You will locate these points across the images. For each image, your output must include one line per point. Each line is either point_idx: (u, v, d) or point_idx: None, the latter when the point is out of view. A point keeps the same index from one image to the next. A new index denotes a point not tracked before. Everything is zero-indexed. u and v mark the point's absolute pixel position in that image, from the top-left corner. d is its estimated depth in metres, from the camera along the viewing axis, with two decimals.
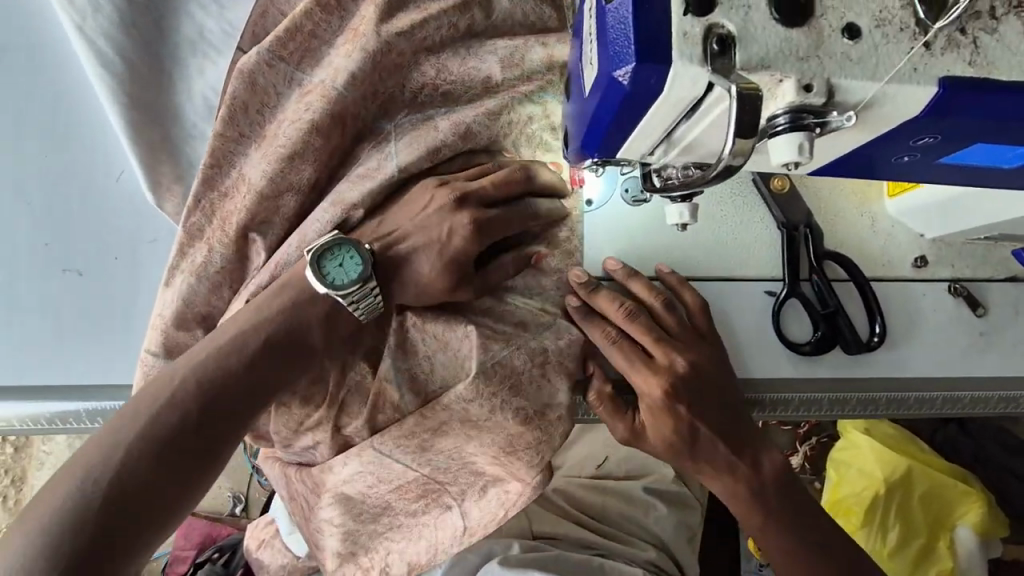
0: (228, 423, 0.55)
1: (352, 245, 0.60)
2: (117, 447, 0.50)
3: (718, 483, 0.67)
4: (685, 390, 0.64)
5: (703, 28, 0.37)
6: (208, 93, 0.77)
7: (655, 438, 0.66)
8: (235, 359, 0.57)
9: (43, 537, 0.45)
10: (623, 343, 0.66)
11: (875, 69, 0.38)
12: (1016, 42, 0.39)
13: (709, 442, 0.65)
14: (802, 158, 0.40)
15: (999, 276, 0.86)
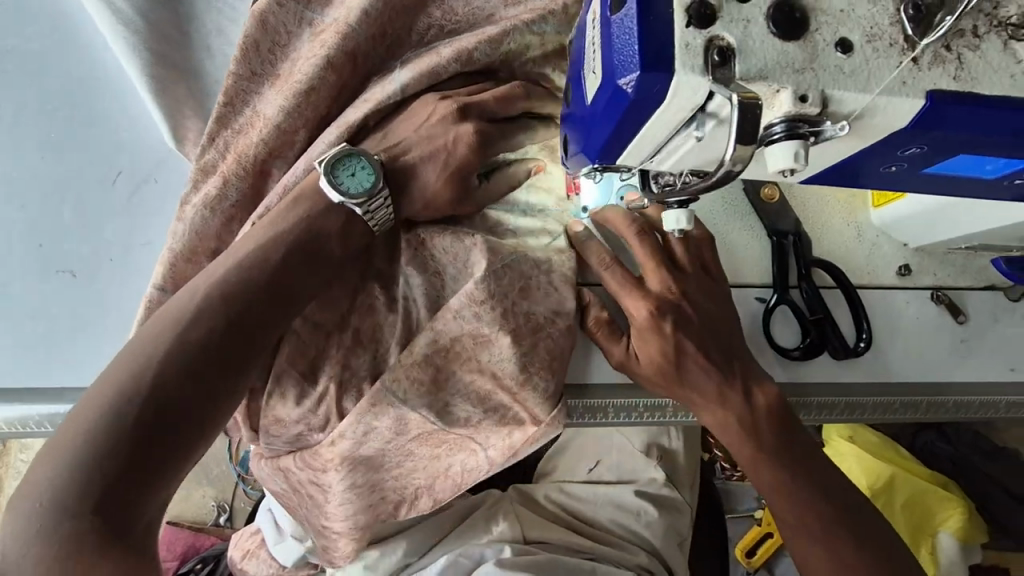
0: (247, 338, 0.58)
1: (363, 156, 0.63)
2: (135, 378, 0.52)
3: (711, 411, 0.70)
4: (673, 313, 0.68)
5: (704, 40, 0.39)
6: (227, 48, 0.82)
7: (646, 362, 0.69)
8: (251, 277, 0.59)
9: (87, 444, 0.50)
10: (618, 270, 0.69)
11: (868, 82, 0.40)
12: (996, 59, 0.42)
13: (701, 368, 0.68)
14: (798, 165, 0.41)
15: (977, 284, 0.89)
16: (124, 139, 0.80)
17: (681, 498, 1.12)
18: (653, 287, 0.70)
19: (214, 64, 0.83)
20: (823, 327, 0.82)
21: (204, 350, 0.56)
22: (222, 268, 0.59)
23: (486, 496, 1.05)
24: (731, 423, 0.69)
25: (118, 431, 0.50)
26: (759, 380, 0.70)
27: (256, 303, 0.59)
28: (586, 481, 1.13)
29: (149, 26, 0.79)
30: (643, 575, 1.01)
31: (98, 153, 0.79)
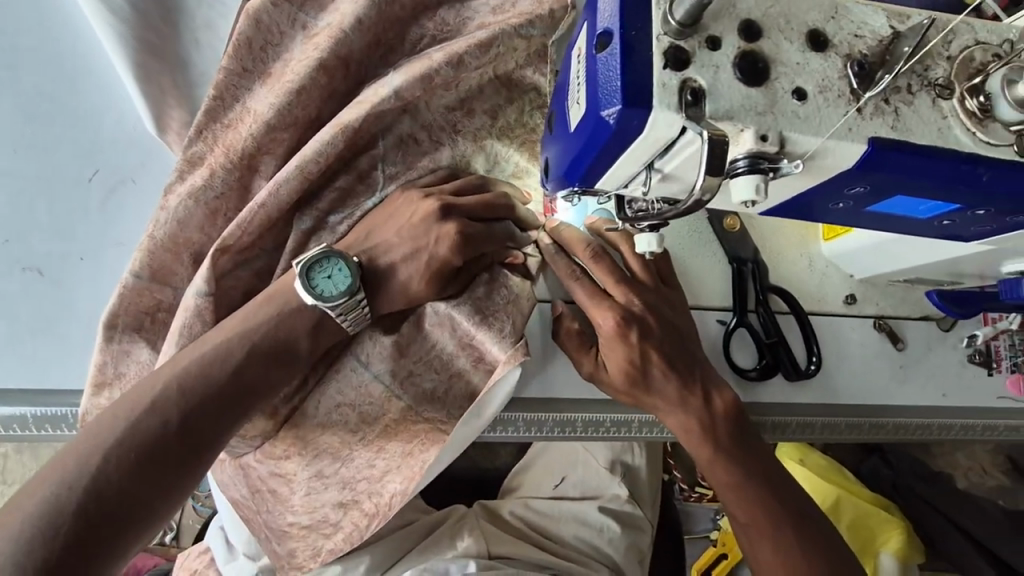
0: (250, 397, 0.64)
1: (341, 258, 0.67)
2: (150, 413, 0.59)
3: (675, 417, 0.74)
4: (638, 323, 0.71)
5: (679, 81, 0.43)
6: (217, 43, 0.81)
7: (614, 370, 0.72)
8: (263, 333, 0.66)
9: (96, 464, 0.55)
10: (587, 280, 0.74)
11: (819, 126, 0.45)
12: (926, 113, 0.48)
13: (664, 377, 0.72)
14: (760, 198, 0.46)
15: (915, 315, 0.97)
16: (105, 132, 0.79)
17: (643, 516, 1.15)
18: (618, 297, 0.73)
19: (202, 57, 0.81)
20: (777, 349, 0.88)
21: (171, 435, 0.59)
22: (204, 346, 0.64)
23: (451, 513, 1.09)
24: (692, 430, 0.73)
25: (90, 491, 0.54)
26: (718, 385, 0.74)
27: (217, 404, 0.62)
28: (552, 498, 1.16)
29: (137, 15, 0.77)
30: None
31: (82, 148, 0.78)
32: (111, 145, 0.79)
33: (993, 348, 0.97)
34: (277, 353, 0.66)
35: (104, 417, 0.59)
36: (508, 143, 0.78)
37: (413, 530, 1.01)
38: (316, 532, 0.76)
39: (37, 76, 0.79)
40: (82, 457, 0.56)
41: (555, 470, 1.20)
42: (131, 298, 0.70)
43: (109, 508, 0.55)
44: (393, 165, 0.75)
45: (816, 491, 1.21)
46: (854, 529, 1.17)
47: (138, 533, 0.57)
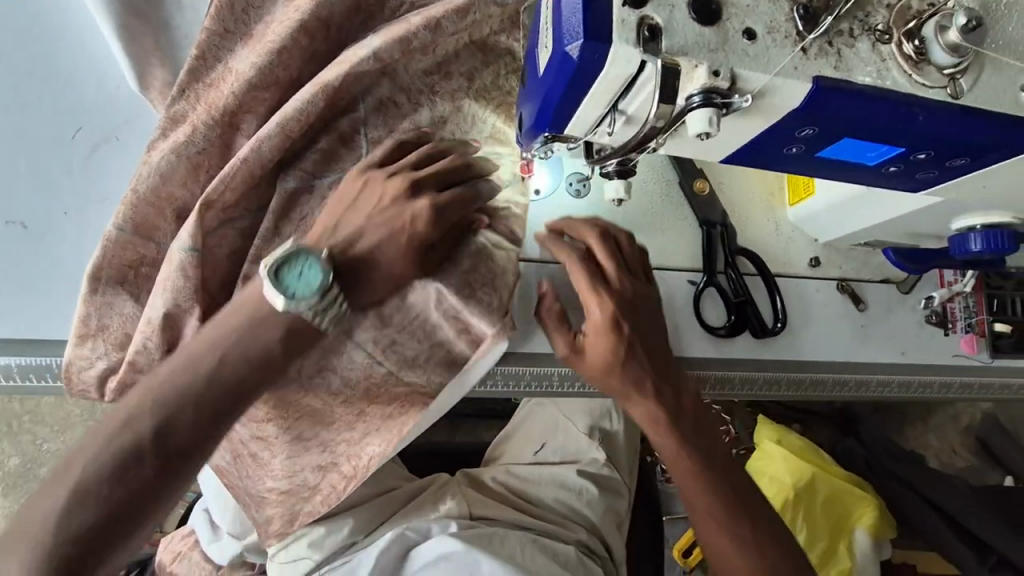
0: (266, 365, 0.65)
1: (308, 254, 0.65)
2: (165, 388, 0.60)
3: (642, 410, 0.77)
4: (628, 319, 0.74)
5: (637, 18, 0.46)
6: (199, 6, 0.82)
7: (595, 357, 0.75)
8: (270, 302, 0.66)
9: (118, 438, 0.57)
10: (585, 274, 0.75)
11: (767, 65, 0.49)
12: (866, 56, 0.52)
13: (640, 373, 0.75)
14: (712, 130, 0.49)
15: (876, 279, 1.02)
16: (88, 93, 0.80)
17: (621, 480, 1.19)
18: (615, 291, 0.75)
19: (184, 18, 0.82)
20: (744, 308, 0.92)
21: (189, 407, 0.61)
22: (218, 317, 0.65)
23: (434, 479, 1.09)
24: (658, 420, 0.77)
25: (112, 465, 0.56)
26: (684, 384, 0.79)
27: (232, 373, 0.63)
28: (532, 463, 1.19)
29: None
30: (582, 549, 1.05)
31: (66, 108, 0.79)
32: (94, 106, 0.80)
33: (948, 309, 1.02)
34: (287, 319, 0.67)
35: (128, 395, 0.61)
36: (485, 105, 0.80)
37: (393, 495, 1.03)
38: (296, 496, 0.79)
39: (20, 35, 0.80)
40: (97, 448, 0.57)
41: (536, 437, 1.23)
42: (115, 251, 0.72)
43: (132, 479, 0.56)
44: (375, 128, 0.77)
45: (793, 470, 1.24)
46: (827, 506, 1.23)
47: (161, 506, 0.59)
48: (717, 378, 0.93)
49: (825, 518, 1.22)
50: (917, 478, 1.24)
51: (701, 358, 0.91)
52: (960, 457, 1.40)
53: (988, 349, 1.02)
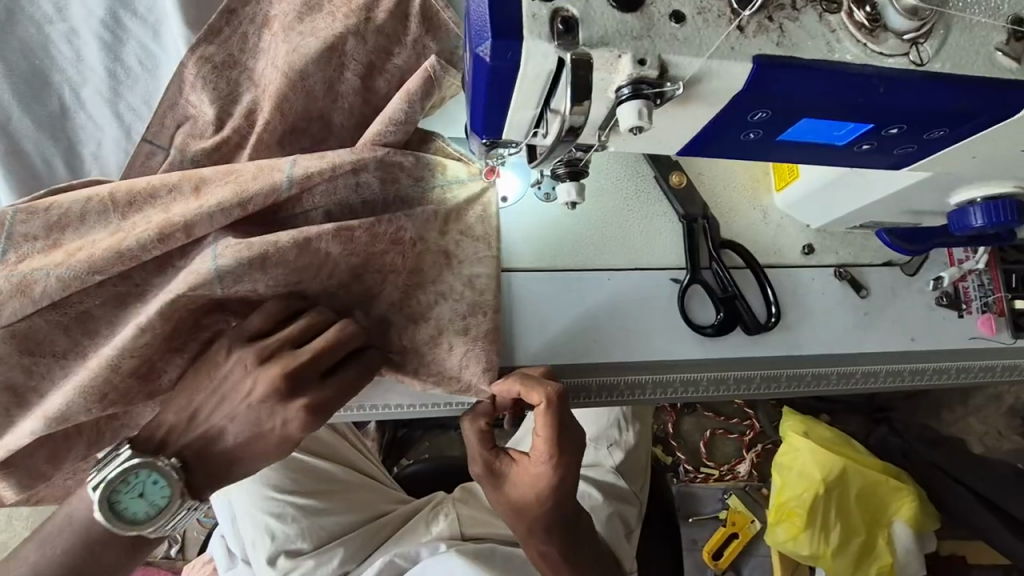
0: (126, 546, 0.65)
1: (148, 471, 0.62)
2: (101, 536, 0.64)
3: (535, 542, 0.78)
4: (564, 484, 0.73)
5: (549, 10, 0.43)
6: (151, 63, 0.80)
7: (518, 491, 0.74)
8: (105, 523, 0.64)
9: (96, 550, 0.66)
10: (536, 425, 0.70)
11: (699, 48, 0.45)
12: (813, 28, 0.47)
13: (549, 516, 0.76)
14: (644, 123, 0.45)
15: (877, 262, 0.95)
16: (81, 167, 0.83)
17: (629, 489, 1.13)
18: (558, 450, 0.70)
19: (142, 71, 0.80)
20: (733, 303, 0.87)
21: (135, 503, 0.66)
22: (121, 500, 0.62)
23: (429, 501, 1.09)
24: (548, 553, 0.80)
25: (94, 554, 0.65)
26: (569, 530, 0.80)
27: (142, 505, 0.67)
28: None
29: (80, 39, 0.78)
30: None
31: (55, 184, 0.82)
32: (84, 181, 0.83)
33: (961, 289, 0.95)
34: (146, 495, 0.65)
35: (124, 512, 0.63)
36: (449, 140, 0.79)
37: (382, 524, 1.04)
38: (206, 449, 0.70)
39: None
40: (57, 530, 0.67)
41: None
42: None
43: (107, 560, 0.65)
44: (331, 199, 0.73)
45: (822, 462, 1.17)
46: (863, 499, 1.17)
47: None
48: (708, 379, 0.88)
49: (862, 513, 1.17)
50: (953, 464, 1.20)
51: (687, 356, 0.86)
52: (1007, 439, 1.22)
53: (1009, 329, 0.94)
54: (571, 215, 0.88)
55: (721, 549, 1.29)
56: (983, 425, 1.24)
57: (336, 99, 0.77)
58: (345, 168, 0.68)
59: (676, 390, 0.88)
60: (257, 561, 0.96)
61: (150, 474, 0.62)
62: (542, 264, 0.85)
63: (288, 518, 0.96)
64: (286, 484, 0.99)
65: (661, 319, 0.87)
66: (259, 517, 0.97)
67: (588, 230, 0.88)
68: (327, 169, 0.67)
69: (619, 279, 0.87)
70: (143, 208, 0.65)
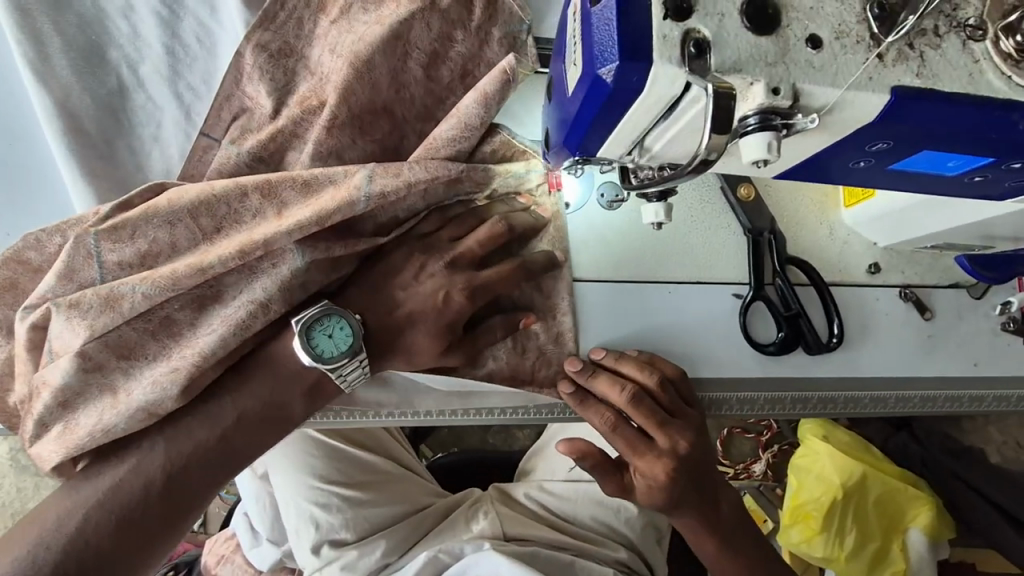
0: (138, 538, 0.61)
1: (341, 315, 0.67)
2: (106, 509, 0.61)
3: (684, 518, 0.80)
4: (683, 468, 0.74)
5: (681, 32, 0.40)
6: (206, 38, 0.77)
7: (648, 500, 0.77)
8: (120, 498, 0.61)
9: (83, 526, 0.59)
10: (624, 430, 0.74)
11: (836, 76, 0.42)
12: (956, 58, 0.44)
13: (692, 495, 0.77)
14: (771, 156, 0.42)
15: (943, 283, 0.92)
16: (141, 149, 0.80)
17: None
18: (660, 439, 0.73)
19: (198, 50, 0.78)
20: (796, 322, 0.83)
21: (153, 497, 0.62)
22: (147, 460, 0.63)
23: (468, 496, 1.10)
24: (703, 535, 0.82)
25: (79, 545, 0.59)
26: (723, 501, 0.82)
27: (155, 502, 0.62)
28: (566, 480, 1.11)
29: (135, 13, 0.76)
30: (622, 569, 1.01)
31: (120, 173, 0.80)
32: (145, 169, 0.80)
33: None
34: (173, 486, 0.63)
35: (143, 481, 0.62)
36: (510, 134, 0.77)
37: (423, 517, 1.03)
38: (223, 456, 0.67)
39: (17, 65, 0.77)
40: (84, 494, 0.61)
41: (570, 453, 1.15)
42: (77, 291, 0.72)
43: (101, 545, 0.59)
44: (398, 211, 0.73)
45: (842, 469, 1.14)
46: (880, 505, 1.13)
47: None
48: (764, 398, 0.87)
49: (878, 519, 1.13)
50: (987, 484, 1.15)
51: (742, 375, 0.84)
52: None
53: None
54: (635, 224, 0.85)
55: None
56: (1001, 435, 1.28)
57: (404, 107, 0.74)
58: (420, 187, 0.68)
59: (731, 407, 0.87)
60: (301, 547, 0.97)
61: (338, 319, 0.67)
62: (603, 276, 0.83)
63: (333, 508, 0.97)
64: (331, 475, 1.01)
65: (720, 337, 0.84)
66: (303, 505, 0.97)
67: (650, 241, 0.85)
68: (403, 187, 0.67)
69: (679, 292, 0.84)
70: (230, 232, 0.67)
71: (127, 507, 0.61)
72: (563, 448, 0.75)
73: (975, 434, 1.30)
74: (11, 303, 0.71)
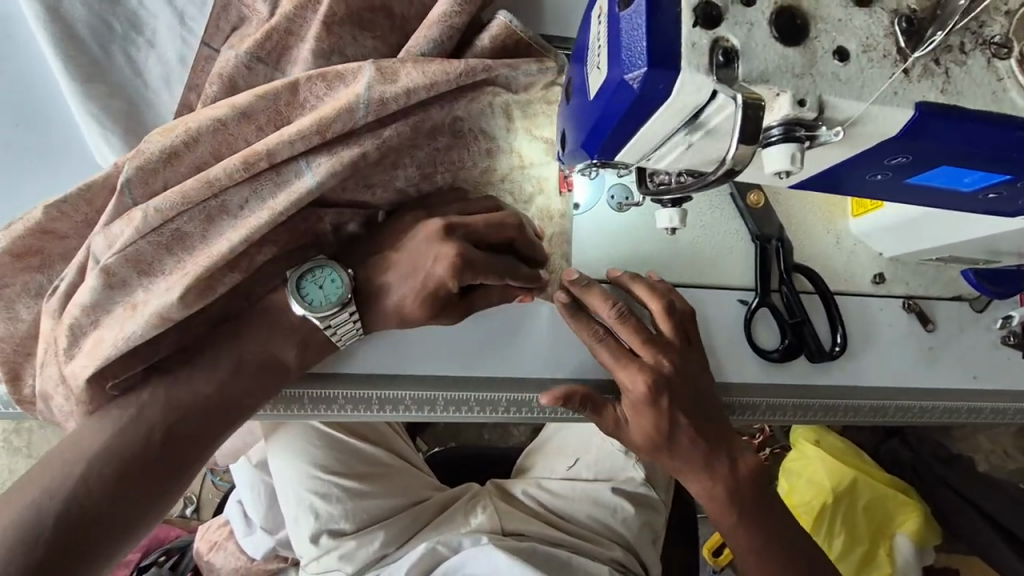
0: (193, 444, 0.66)
1: (334, 269, 0.68)
2: (157, 420, 0.64)
3: (698, 481, 0.73)
4: (667, 386, 0.70)
5: (710, 40, 0.40)
6: None
7: (639, 433, 0.72)
8: (170, 410, 0.65)
9: (133, 436, 0.63)
10: (611, 342, 0.72)
11: (862, 90, 0.42)
12: (980, 75, 0.44)
13: (692, 440, 0.71)
14: (794, 167, 0.43)
15: (946, 295, 0.92)
16: (137, 56, 0.79)
17: (659, 497, 1.11)
18: (646, 354, 0.71)
19: None
20: (801, 329, 0.84)
21: (202, 405, 0.66)
22: (191, 370, 0.67)
23: (467, 489, 1.10)
24: (715, 493, 0.73)
25: (133, 455, 0.62)
26: (743, 450, 0.74)
27: (205, 410, 0.66)
28: (565, 478, 1.12)
29: None
30: (617, 568, 1.01)
31: (119, 82, 0.78)
32: (144, 78, 0.79)
33: None
34: (220, 393, 0.67)
35: (190, 390, 0.66)
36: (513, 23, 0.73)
37: (422, 509, 1.03)
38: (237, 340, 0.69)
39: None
40: (130, 407, 0.64)
41: (569, 451, 1.17)
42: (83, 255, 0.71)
43: (159, 450, 0.63)
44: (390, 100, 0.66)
45: (834, 472, 1.15)
46: (871, 510, 1.14)
47: (159, 507, 0.64)
48: (766, 404, 0.87)
49: (867, 523, 1.14)
50: (966, 486, 1.16)
51: (741, 380, 0.85)
52: (1013, 459, 1.29)
53: None
54: (645, 227, 0.84)
55: (710, 570, 1.27)
56: (991, 444, 1.30)
57: None
58: (419, 94, 0.66)
59: (735, 413, 0.86)
60: (300, 535, 0.97)
61: (331, 272, 0.68)
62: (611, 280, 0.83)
63: (333, 498, 0.98)
64: (332, 465, 1.01)
65: (724, 345, 0.85)
66: (303, 494, 0.98)
67: (659, 246, 0.85)
68: (402, 94, 0.65)
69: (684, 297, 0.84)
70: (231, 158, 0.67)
71: (177, 415, 0.65)
72: (545, 397, 0.72)
73: (965, 443, 1.31)
74: (36, 268, 0.69)
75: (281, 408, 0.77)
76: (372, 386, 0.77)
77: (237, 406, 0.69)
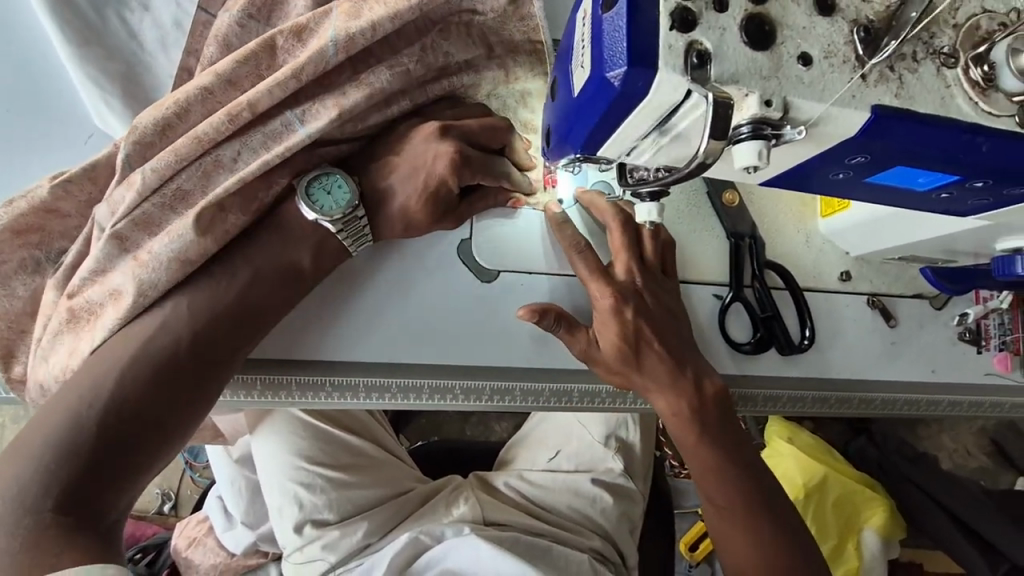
0: (216, 353, 0.67)
1: (341, 175, 0.70)
2: (178, 333, 0.65)
3: (663, 397, 0.75)
4: (633, 300, 0.74)
5: (685, 43, 0.43)
6: None
7: (606, 348, 0.74)
8: (190, 322, 0.66)
9: (156, 348, 0.64)
10: (587, 257, 0.75)
11: (824, 93, 0.46)
12: (930, 81, 0.48)
13: (657, 354, 0.74)
14: (761, 163, 0.46)
15: (908, 293, 0.97)
16: (132, 20, 0.82)
17: (636, 488, 1.14)
18: (619, 273, 0.77)
19: None
20: (771, 323, 0.88)
21: (224, 315, 0.67)
22: (209, 284, 0.67)
23: (448, 482, 1.11)
24: (679, 409, 0.75)
25: (158, 365, 0.64)
26: (708, 372, 0.76)
27: (227, 321, 0.67)
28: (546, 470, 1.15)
29: None
30: (596, 557, 1.04)
31: (115, 45, 0.81)
32: (140, 41, 0.82)
33: (981, 325, 0.97)
34: (243, 304, 0.68)
35: (212, 302, 0.67)
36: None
37: (406, 500, 1.05)
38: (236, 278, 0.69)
39: None
40: (152, 322, 0.65)
41: (550, 443, 1.20)
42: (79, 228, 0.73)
43: (185, 360, 0.65)
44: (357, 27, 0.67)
45: (805, 468, 1.20)
46: (839, 504, 1.19)
47: (191, 418, 0.66)
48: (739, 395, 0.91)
49: (836, 518, 1.19)
50: (938, 489, 1.20)
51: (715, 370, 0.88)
52: (974, 458, 1.36)
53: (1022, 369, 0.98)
54: None
55: (685, 564, 1.30)
56: (954, 443, 1.37)
57: None
58: (383, 24, 0.66)
59: None
60: (283, 527, 0.98)
61: (337, 179, 0.70)
62: None
63: (316, 488, 0.99)
64: (317, 456, 1.02)
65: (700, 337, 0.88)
66: (287, 485, 0.99)
67: None
68: (367, 27, 0.66)
69: None
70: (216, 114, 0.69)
71: (199, 327, 0.66)
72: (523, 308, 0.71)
73: (929, 441, 1.37)
74: (36, 244, 0.72)
75: (269, 396, 0.78)
76: (356, 373, 0.78)
77: (261, 317, 0.70)
